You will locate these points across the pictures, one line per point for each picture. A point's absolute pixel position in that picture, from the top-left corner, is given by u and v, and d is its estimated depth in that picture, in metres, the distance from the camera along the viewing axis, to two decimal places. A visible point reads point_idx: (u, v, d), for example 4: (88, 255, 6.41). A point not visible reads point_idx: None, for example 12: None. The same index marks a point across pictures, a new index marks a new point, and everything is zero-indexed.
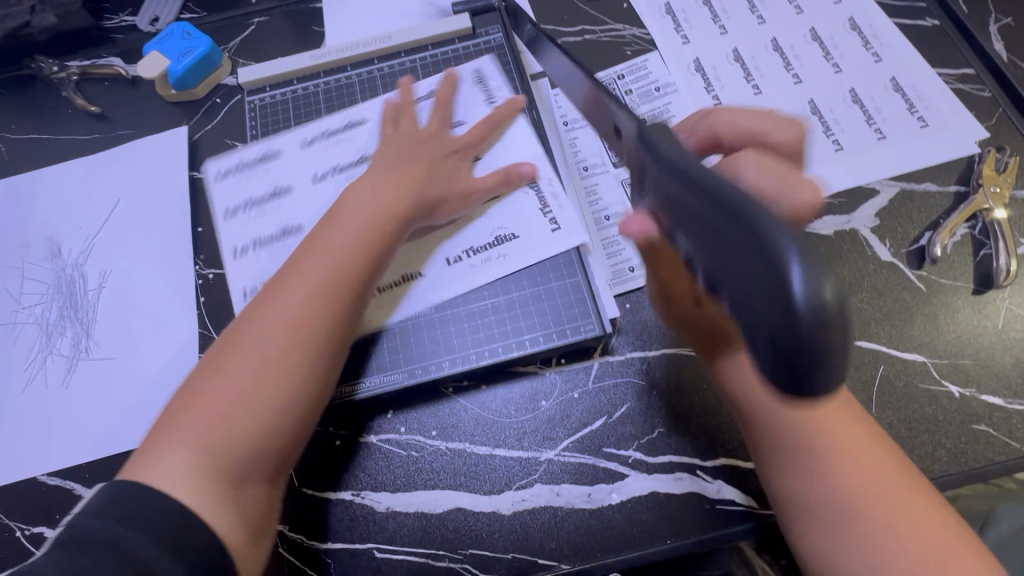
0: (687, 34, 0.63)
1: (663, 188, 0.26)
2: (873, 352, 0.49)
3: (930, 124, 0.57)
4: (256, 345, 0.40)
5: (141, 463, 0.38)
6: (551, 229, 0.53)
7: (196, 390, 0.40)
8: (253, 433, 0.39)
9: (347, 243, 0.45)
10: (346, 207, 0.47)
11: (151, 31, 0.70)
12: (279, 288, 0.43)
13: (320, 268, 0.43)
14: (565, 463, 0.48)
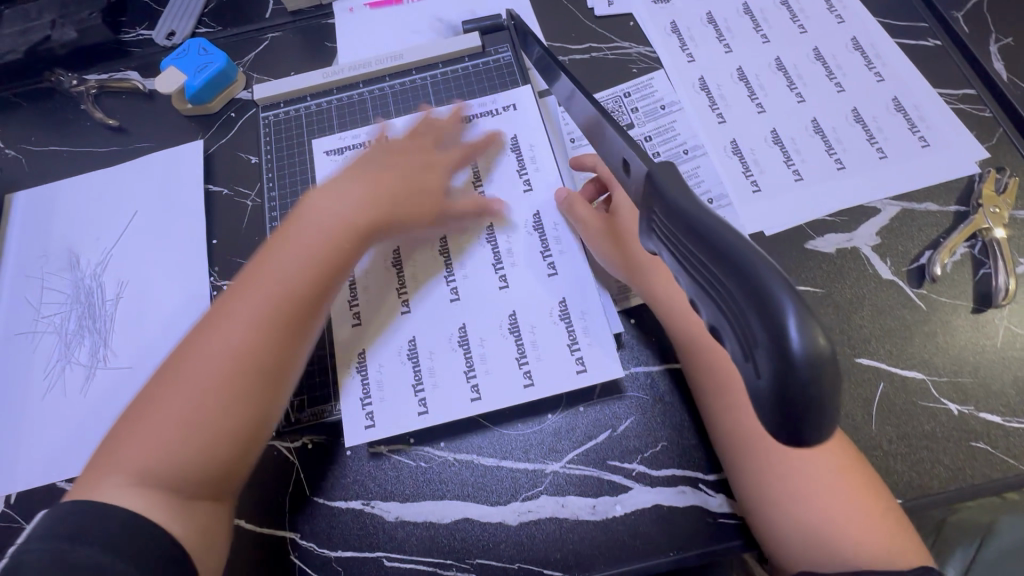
0: (692, 53, 0.65)
1: (662, 225, 0.27)
2: (873, 369, 0.50)
3: (931, 144, 0.58)
4: (201, 363, 0.44)
5: (89, 482, 0.42)
6: (549, 272, 0.54)
7: (139, 414, 0.44)
8: (193, 452, 0.42)
9: (291, 274, 0.48)
10: (298, 231, 0.50)
11: (168, 45, 0.72)
12: (225, 309, 0.47)
13: (264, 297, 0.47)
14: (570, 475, 0.49)
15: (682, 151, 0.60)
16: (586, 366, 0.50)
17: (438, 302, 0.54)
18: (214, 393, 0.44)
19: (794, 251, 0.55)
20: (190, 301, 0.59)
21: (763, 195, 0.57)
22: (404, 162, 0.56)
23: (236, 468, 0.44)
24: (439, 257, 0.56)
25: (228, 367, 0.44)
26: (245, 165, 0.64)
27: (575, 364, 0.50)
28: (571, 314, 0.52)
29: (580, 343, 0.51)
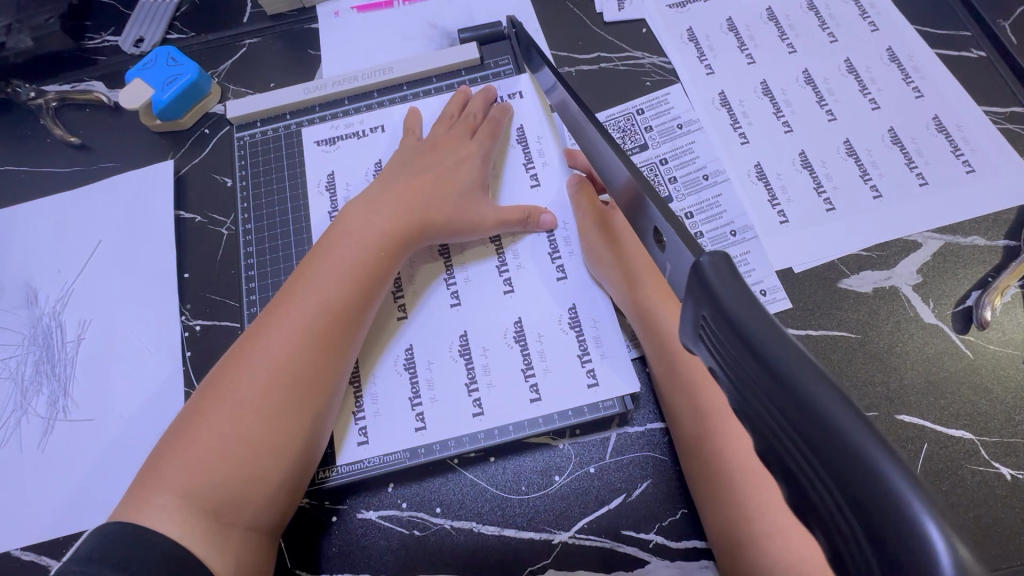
0: (712, 64, 0.59)
1: (721, 345, 0.22)
2: (916, 428, 0.45)
3: (977, 169, 0.52)
4: (246, 383, 0.41)
5: (128, 507, 0.39)
6: (557, 277, 0.50)
7: (186, 430, 0.41)
8: (238, 475, 0.39)
9: (341, 282, 0.45)
10: (338, 237, 0.47)
11: (135, 52, 0.66)
12: (269, 323, 0.44)
13: (315, 306, 0.44)
14: (581, 547, 0.44)
15: (702, 176, 0.54)
16: (597, 378, 0.46)
17: (437, 308, 0.50)
18: (263, 410, 0.41)
19: (826, 290, 0.50)
20: (160, 343, 0.53)
21: (792, 226, 0.51)
22: (444, 162, 0.51)
23: (282, 493, 0.41)
24: (440, 259, 0.51)
25: (279, 382, 0.42)
26: (220, 189, 0.58)
27: (587, 377, 0.46)
28: (583, 323, 0.48)
29: (592, 354, 0.47)
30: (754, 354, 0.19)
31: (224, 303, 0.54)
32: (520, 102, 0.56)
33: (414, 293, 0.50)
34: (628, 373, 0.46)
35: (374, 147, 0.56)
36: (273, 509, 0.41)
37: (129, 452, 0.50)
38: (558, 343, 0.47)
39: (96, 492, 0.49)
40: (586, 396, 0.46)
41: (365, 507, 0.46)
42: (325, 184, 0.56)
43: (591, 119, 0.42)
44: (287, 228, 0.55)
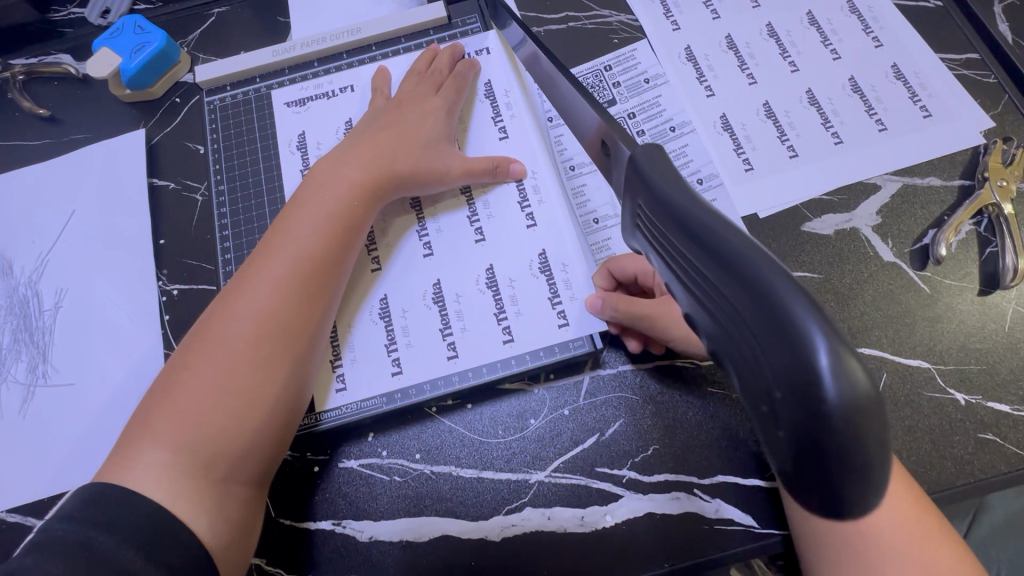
0: (678, 20, 0.59)
1: (653, 221, 0.26)
2: (876, 360, 0.47)
3: (933, 114, 0.54)
4: (228, 337, 0.42)
5: (116, 466, 0.39)
6: (527, 226, 0.51)
7: (171, 387, 0.41)
8: (227, 424, 0.40)
9: (317, 234, 0.46)
10: (313, 194, 0.47)
11: (101, 23, 0.65)
12: (248, 279, 0.44)
13: (292, 259, 0.44)
14: (557, 484, 0.45)
15: (669, 128, 0.55)
16: (567, 320, 0.48)
17: (412, 260, 0.51)
18: (248, 360, 0.41)
19: (790, 233, 0.51)
20: (138, 307, 0.54)
21: (756, 174, 0.53)
22: (410, 118, 0.52)
23: (272, 441, 0.42)
24: (411, 211, 0.52)
25: (260, 333, 0.42)
26: (192, 156, 0.58)
27: (557, 317, 0.48)
28: (552, 267, 0.49)
29: (562, 297, 0.48)
30: (676, 220, 0.23)
31: (200, 266, 0.54)
32: (488, 58, 0.57)
33: (387, 245, 0.51)
34: None
35: (344, 107, 0.57)
36: (264, 456, 0.42)
37: (111, 414, 0.51)
38: (530, 289, 0.49)
39: (78, 455, 0.50)
40: (557, 337, 0.48)
41: (347, 456, 0.47)
42: (297, 144, 0.56)
43: (560, 68, 0.43)
44: (260, 191, 0.55)
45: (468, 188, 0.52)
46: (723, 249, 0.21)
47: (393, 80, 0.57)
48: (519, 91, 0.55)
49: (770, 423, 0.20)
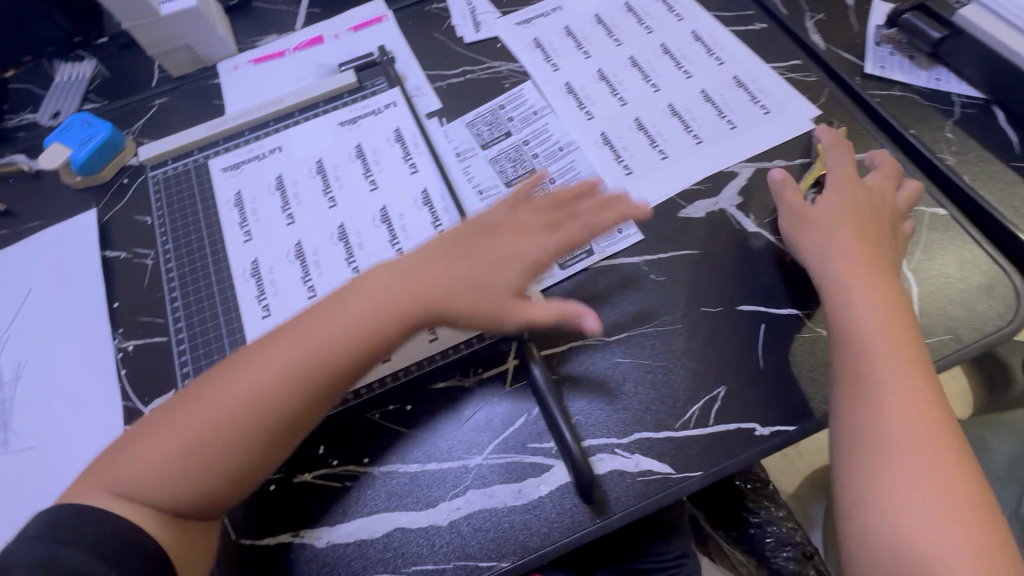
0: (556, 62, 0.71)
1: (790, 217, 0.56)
2: (753, 314, 0.54)
3: (772, 110, 0.65)
4: (229, 400, 0.45)
5: (99, 475, 0.44)
6: None
7: (168, 420, 0.45)
8: (195, 482, 0.44)
9: (337, 336, 0.47)
10: (361, 288, 0.49)
11: (53, 123, 0.74)
12: (274, 347, 0.47)
13: (309, 359, 0.46)
14: (494, 465, 0.50)
15: (558, 148, 0.65)
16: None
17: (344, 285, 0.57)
18: (230, 432, 0.44)
19: (670, 220, 0.60)
20: (95, 366, 0.58)
21: (633, 175, 0.62)
22: (496, 245, 0.52)
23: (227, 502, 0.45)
24: (340, 243, 0.59)
25: (249, 412, 0.45)
26: (141, 227, 0.65)
27: None
28: None
29: None
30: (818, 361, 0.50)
31: (153, 321, 0.59)
32: (396, 110, 0.66)
33: (320, 274, 0.58)
34: None
35: (275, 164, 0.65)
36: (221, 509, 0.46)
37: (71, 468, 0.53)
38: None
39: (42, 510, 0.52)
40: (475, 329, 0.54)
41: (300, 470, 0.51)
42: (234, 202, 0.63)
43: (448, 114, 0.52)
44: (204, 247, 0.62)
45: (388, 219, 0.60)
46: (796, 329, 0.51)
47: (315, 138, 0.66)
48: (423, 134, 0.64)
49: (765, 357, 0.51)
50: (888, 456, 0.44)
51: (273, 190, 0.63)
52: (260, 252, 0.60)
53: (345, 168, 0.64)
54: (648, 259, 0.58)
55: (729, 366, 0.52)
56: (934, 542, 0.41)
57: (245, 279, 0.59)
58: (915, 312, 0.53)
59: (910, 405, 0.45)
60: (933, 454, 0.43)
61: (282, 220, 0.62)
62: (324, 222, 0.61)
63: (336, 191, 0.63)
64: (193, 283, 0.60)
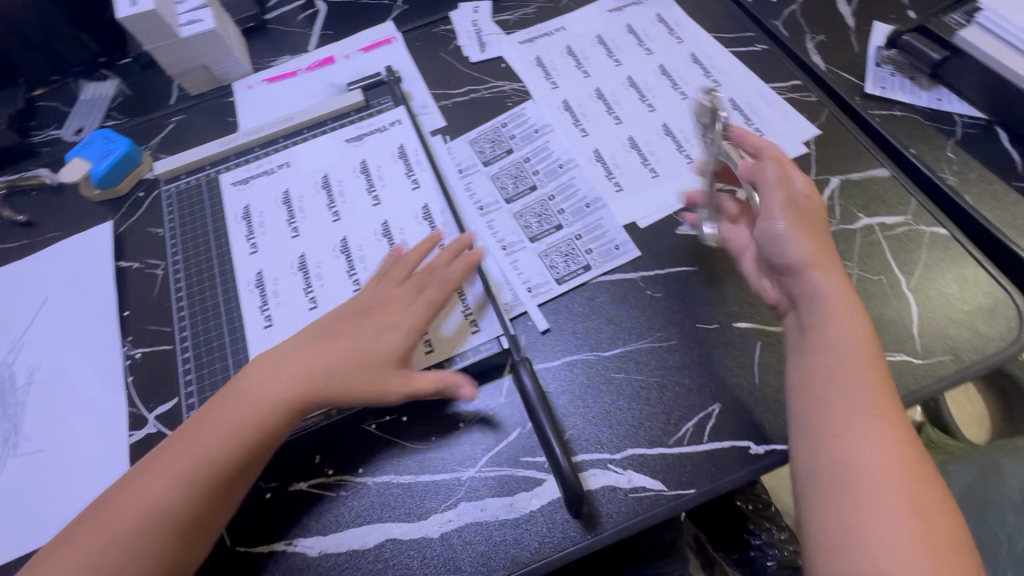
0: (557, 81, 0.72)
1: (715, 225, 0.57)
2: (750, 331, 0.54)
3: (765, 133, 0.65)
4: (169, 470, 0.46)
5: (45, 559, 0.45)
6: (440, 255, 0.60)
7: (113, 497, 0.46)
8: (139, 555, 0.44)
9: (272, 400, 0.48)
10: (280, 357, 0.51)
11: (76, 139, 0.77)
12: (209, 416, 0.48)
13: (246, 425, 0.47)
14: (486, 478, 0.50)
15: (558, 166, 0.66)
16: (478, 326, 0.55)
17: (343, 297, 0.59)
18: (173, 500, 0.45)
19: (667, 237, 0.60)
20: (104, 373, 0.59)
21: (627, 193, 0.63)
22: (372, 320, 0.52)
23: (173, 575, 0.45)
24: (342, 256, 0.61)
25: (189, 478, 0.46)
26: (154, 238, 0.67)
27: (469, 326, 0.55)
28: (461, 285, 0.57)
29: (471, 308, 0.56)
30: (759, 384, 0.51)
31: (161, 330, 0.61)
32: (400, 127, 0.68)
33: (322, 286, 0.60)
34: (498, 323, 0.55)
35: (282, 179, 0.67)
36: None
37: (76, 472, 0.55)
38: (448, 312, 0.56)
39: (46, 513, 0.53)
40: (469, 342, 0.55)
41: (296, 479, 0.52)
42: (242, 214, 0.65)
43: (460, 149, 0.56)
44: (212, 258, 0.64)
45: (388, 232, 0.62)
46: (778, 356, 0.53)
47: (322, 153, 0.68)
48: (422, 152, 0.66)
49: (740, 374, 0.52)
50: (838, 436, 0.41)
51: (280, 204, 0.65)
52: (264, 262, 0.62)
53: (350, 183, 0.66)
54: (645, 275, 0.58)
55: (724, 384, 0.52)
56: (881, 535, 0.37)
57: (248, 289, 0.61)
58: (914, 332, 0.53)
59: (865, 392, 0.42)
60: (889, 452, 0.39)
61: (288, 233, 0.64)
62: (328, 235, 0.63)
63: (340, 206, 0.64)
64: (202, 292, 0.62)
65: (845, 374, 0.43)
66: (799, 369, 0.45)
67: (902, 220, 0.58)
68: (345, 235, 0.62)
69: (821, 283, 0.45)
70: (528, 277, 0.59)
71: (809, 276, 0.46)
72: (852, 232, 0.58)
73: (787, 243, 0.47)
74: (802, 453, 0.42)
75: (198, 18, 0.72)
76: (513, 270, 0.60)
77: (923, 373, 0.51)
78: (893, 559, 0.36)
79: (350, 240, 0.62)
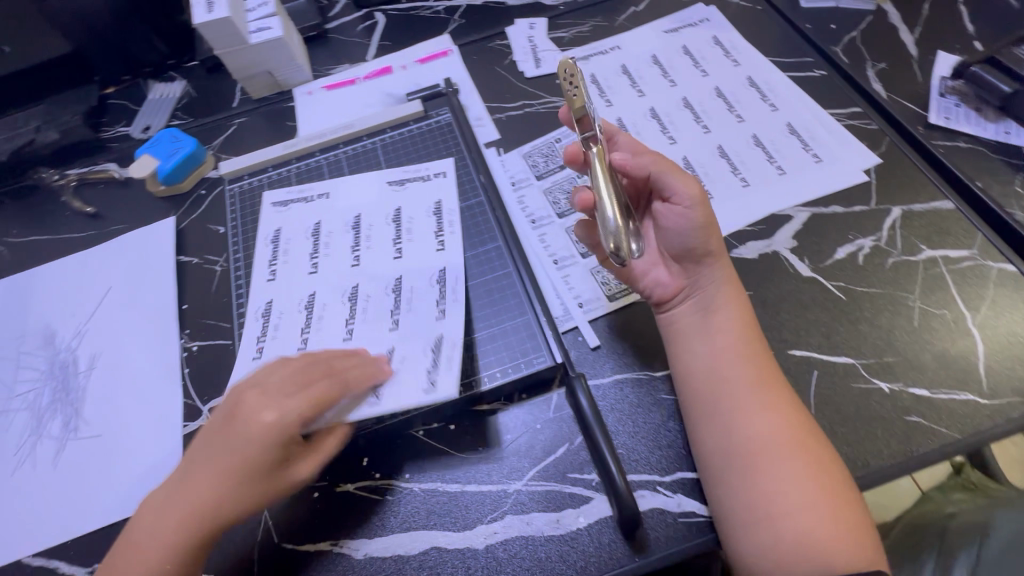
0: (611, 99, 0.73)
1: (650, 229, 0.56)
2: (806, 360, 0.53)
3: (823, 160, 0.64)
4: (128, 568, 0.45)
5: None
6: (438, 317, 0.54)
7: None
8: None
9: (187, 511, 0.46)
10: (203, 437, 0.48)
11: (143, 136, 0.81)
12: (153, 506, 0.47)
13: (171, 535, 0.46)
14: (533, 492, 0.50)
15: None
16: (436, 381, 0.49)
17: None
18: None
19: None
20: (161, 363, 0.61)
21: None
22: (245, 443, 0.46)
23: None
24: (345, 304, 0.57)
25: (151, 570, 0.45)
26: (214, 235, 0.69)
27: (428, 383, 0.49)
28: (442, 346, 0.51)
29: (440, 368, 0.50)
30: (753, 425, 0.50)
31: (218, 324, 0.63)
32: (444, 180, 0.65)
33: (318, 331, 0.56)
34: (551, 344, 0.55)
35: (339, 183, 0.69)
36: None
37: (131, 458, 0.56)
38: (501, 325, 0.57)
39: (101, 496, 0.55)
40: (425, 399, 0.48)
41: (344, 480, 0.52)
42: (271, 239, 0.64)
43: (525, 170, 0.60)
44: None
45: (398, 288, 0.57)
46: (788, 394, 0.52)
47: (365, 188, 0.66)
48: (476, 163, 0.67)
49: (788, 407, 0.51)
50: (736, 411, 0.46)
51: (309, 236, 0.64)
52: (276, 293, 0.60)
53: (379, 228, 0.63)
54: None
55: None
56: (781, 483, 0.43)
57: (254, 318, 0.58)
58: (980, 370, 0.51)
59: (750, 368, 0.48)
60: (761, 408, 0.46)
61: (305, 268, 0.61)
62: (340, 277, 0.60)
63: (362, 251, 0.61)
64: None
65: (735, 357, 0.49)
66: (689, 352, 0.51)
67: (967, 254, 0.57)
68: (354, 283, 0.59)
69: (720, 270, 0.53)
70: (580, 292, 0.59)
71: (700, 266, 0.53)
72: (914, 264, 0.57)
73: (692, 222, 0.51)
74: (702, 430, 0.47)
75: (267, 26, 0.75)
76: (565, 285, 0.60)
77: (990, 414, 0.49)
78: (795, 508, 0.42)
79: (358, 288, 0.58)
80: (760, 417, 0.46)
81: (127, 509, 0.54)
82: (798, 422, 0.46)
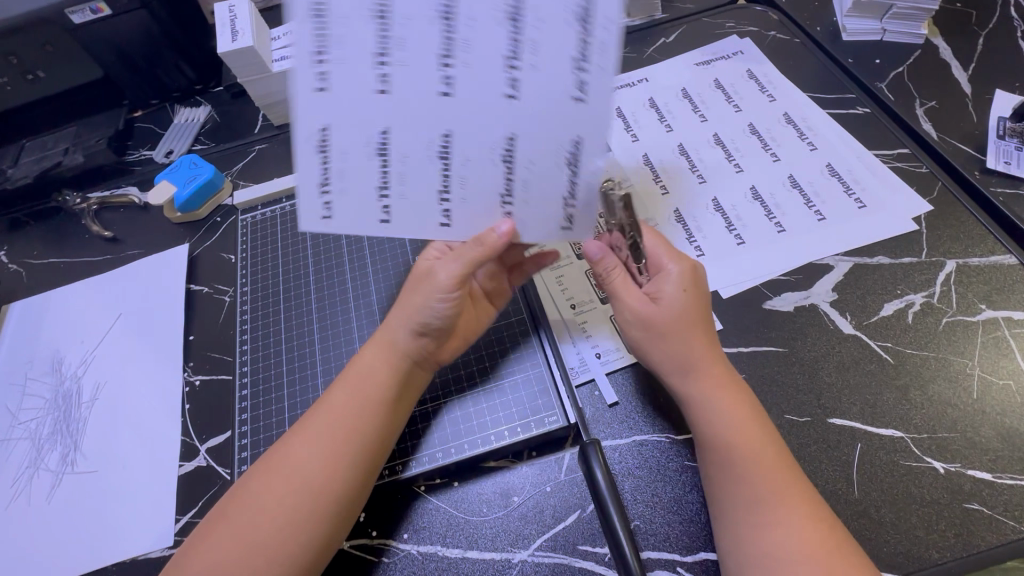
0: (637, 133, 0.70)
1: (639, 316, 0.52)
2: (848, 430, 0.48)
3: (867, 205, 0.60)
4: (299, 446, 0.46)
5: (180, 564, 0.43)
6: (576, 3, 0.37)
7: (250, 486, 0.45)
8: (282, 519, 0.43)
9: (360, 396, 0.48)
10: (373, 338, 0.52)
11: (165, 161, 0.81)
12: (331, 392, 0.49)
13: (351, 410, 0.47)
14: (539, 564, 0.46)
15: None
16: (571, 226, 0.47)
17: None
18: (318, 457, 0.45)
19: (753, 311, 0.55)
20: (163, 398, 0.59)
21: (708, 258, 0.59)
22: (422, 291, 0.50)
23: (324, 539, 0.44)
24: (502, 164, 0.43)
25: (326, 440, 0.46)
26: (225, 265, 0.68)
27: (575, 91, 0.40)
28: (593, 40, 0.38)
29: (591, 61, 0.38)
30: None
31: (221, 358, 0.61)
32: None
33: (463, 198, 0.45)
34: (564, 403, 0.52)
35: None
36: (327, 544, 0.44)
37: (124, 499, 0.54)
38: (511, 383, 0.54)
39: (91, 538, 0.53)
40: (557, 239, 0.48)
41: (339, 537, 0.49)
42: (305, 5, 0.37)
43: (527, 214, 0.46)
44: (278, 293, 0.64)
45: (575, 160, 0.43)
46: (818, 478, 0.46)
47: None
48: None
49: (830, 487, 0.46)
50: (753, 505, 0.42)
51: (370, 16, 0.38)
52: (332, 116, 0.41)
53: (481, 24, 0.38)
54: (727, 351, 0.53)
55: (820, 489, 0.46)
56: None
57: (307, 149, 0.42)
58: None
59: (765, 464, 0.43)
60: (781, 503, 0.41)
61: (435, 88, 0.40)
62: (498, 122, 0.41)
63: (460, 66, 0.39)
64: (266, 325, 0.62)
65: (757, 468, 0.43)
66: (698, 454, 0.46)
67: None
68: (452, 128, 0.42)
69: (696, 380, 0.47)
70: (598, 341, 0.55)
71: (674, 379, 0.47)
72: (973, 325, 0.51)
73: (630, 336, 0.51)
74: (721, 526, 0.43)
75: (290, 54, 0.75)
76: (582, 333, 0.56)
77: None
78: None
79: (516, 145, 0.42)
80: (779, 515, 0.41)
81: (115, 554, 0.51)
82: (829, 530, 0.40)
